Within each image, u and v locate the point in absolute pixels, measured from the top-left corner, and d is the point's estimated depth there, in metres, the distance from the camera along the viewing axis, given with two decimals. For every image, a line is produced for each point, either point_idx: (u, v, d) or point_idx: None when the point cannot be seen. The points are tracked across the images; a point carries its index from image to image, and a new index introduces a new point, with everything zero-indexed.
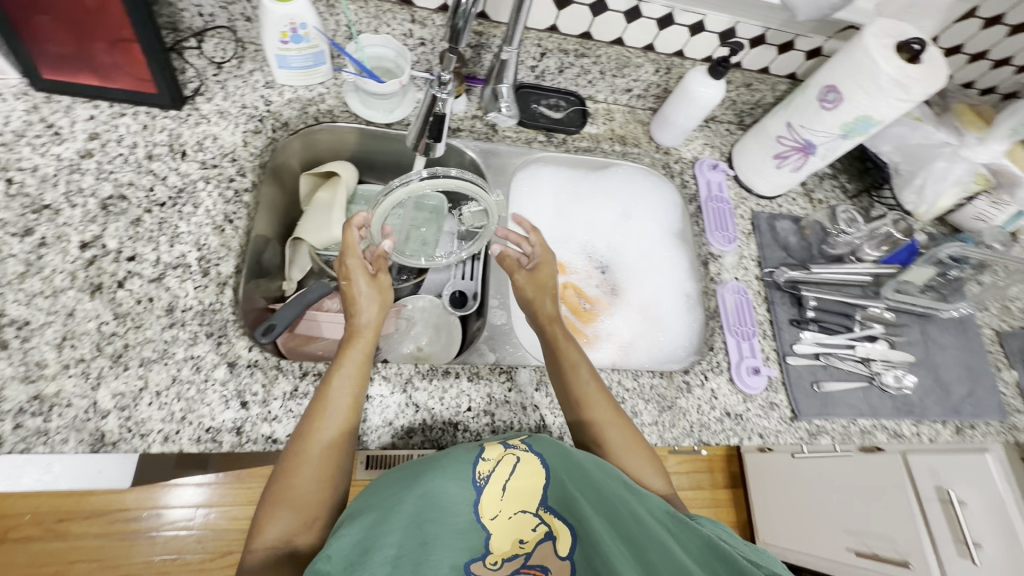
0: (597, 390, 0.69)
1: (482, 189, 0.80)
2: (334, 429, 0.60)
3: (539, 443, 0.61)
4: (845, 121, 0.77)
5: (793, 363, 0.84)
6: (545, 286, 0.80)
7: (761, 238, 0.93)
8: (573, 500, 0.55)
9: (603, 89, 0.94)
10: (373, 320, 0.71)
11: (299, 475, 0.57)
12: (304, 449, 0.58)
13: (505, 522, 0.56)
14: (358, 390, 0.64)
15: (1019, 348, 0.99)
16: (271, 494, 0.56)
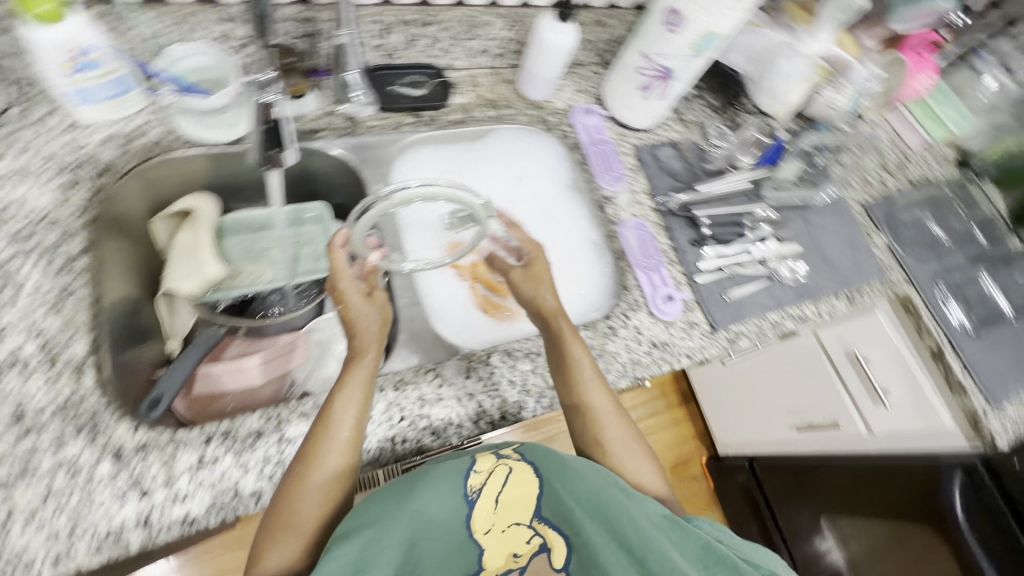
0: (597, 385, 0.70)
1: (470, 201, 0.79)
2: (340, 455, 0.59)
3: (531, 454, 0.68)
4: (692, 40, 0.78)
5: (702, 281, 0.88)
6: (542, 278, 0.78)
7: (648, 170, 0.95)
8: (563, 506, 0.62)
9: (460, 55, 0.89)
10: (372, 342, 0.68)
11: (301, 499, 0.56)
12: (306, 472, 0.57)
13: (498, 535, 0.62)
14: (364, 411, 0.62)
15: (883, 214, 1.10)
16: (273, 520, 0.56)
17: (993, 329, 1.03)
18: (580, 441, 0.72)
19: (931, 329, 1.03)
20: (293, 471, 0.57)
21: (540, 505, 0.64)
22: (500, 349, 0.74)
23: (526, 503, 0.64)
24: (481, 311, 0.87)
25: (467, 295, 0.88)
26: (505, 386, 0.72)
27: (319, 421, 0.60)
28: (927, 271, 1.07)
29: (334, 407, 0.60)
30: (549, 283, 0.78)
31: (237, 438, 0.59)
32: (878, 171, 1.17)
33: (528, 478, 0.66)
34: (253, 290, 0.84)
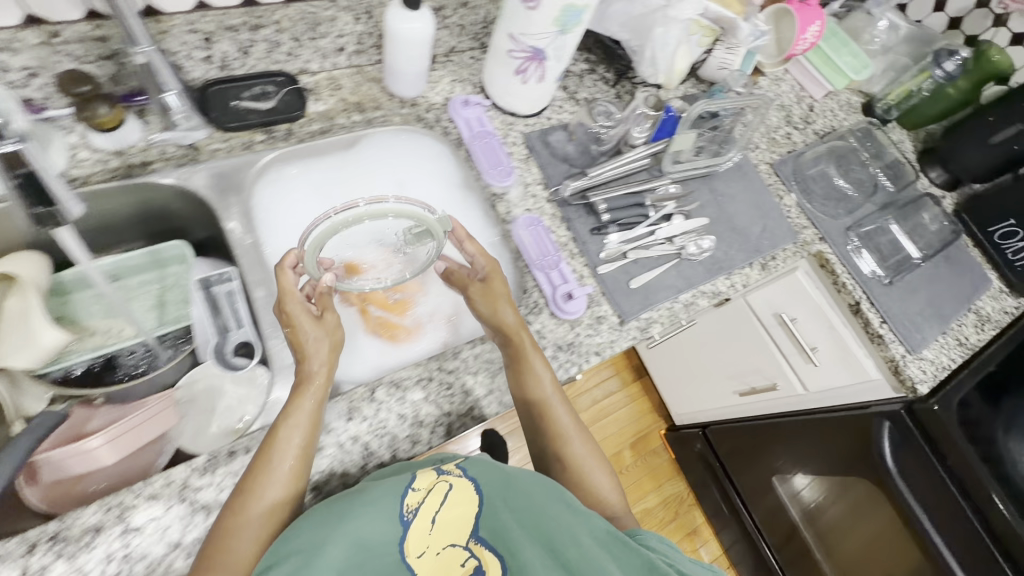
0: (559, 400, 0.70)
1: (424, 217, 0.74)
2: (282, 488, 0.56)
3: (473, 467, 0.62)
4: (554, 16, 0.71)
5: (606, 271, 0.84)
6: (497, 297, 0.71)
7: (540, 158, 0.89)
8: (502, 524, 0.58)
9: (311, 57, 0.80)
10: (320, 370, 0.63)
11: (236, 538, 0.53)
12: (242, 508, 0.54)
13: (432, 559, 0.57)
14: (309, 443, 0.59)
15: (790, 172, 1.08)
16: (201, 564, 0.52)
17: (906, 275, 1.04)
18: (542, 452, 0.72)
19: (848, 284, 1.02)
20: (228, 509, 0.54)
21: (478, 522, 0.59)
22: (385, 381, 0.68)
23: (466, 519, 0.59)
24: (375, 336, 0.81)
25: (358, 322, 0.81)
26: (393, 423, 0.66)
27: (259, 455, 0.57)
28: (838, 225, 1.06)
29: (276, 437, 0.58)
30: (508, 298, 0.72)
31: (69, 540, 0.52)
32: (783, 128, 1.14)
33: (468, 494, 0.60)
34: (112, 350, 0.75)
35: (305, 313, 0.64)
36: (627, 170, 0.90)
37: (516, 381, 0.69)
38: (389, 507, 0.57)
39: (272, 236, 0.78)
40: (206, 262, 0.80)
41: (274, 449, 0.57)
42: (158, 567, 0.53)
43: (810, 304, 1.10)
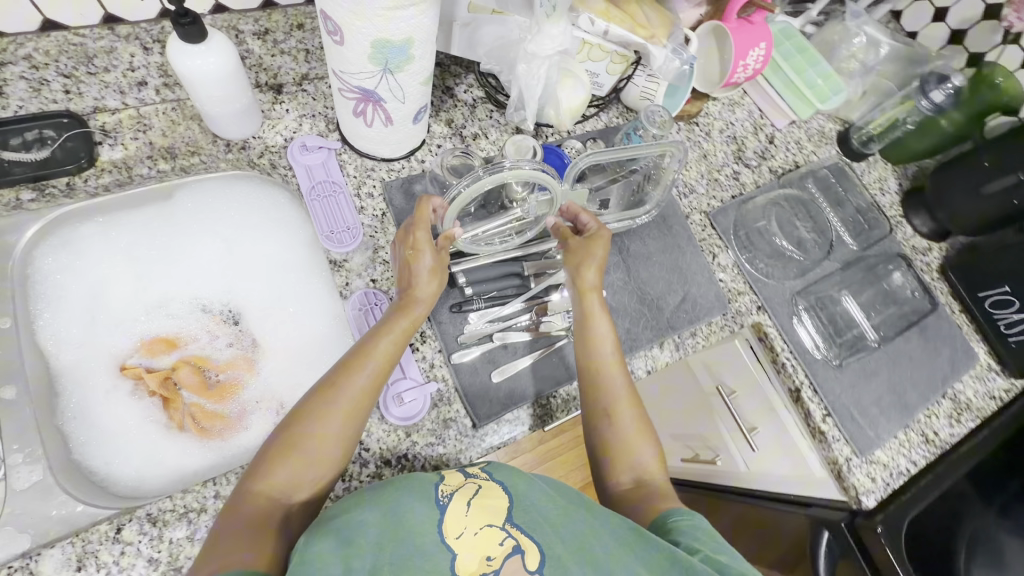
0: (616, 365, 0.65)
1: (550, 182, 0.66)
2: (365, 398, 0.56)
3: (501, 471, 0.59)
4: (367, 53, 0.55)
5: (462, 360, 0.69)
6: (592, 250, 0.67)
7: (399, 215, 0.74)
8: (542, 513, 0.55)
9: (103, 92, 0.67)
10: (426, 298, 0.61)
11: (322, 428, 0.53)
12: (330, 400, 0.54)
13: (471, 541, 0.51)
14: (395, 362, 0.59)
15: (730, 223, 0.90)
16: (282, 438, 0.53)
17: (860, 356, 0.86)
18: (586, 417, 0.65)
19: (789, 365, 0.84)
20: (317, 399, 0.54)
21: (512, 509, 0.54)
22: (139, 516, 0.55)
23: (501, 509, 0.54)
24: (180, 431, 0.67)
25: (161, 415, 0.67)
26: (140, 570, 0.54)
27: (353, 359, 0.57)
28: (783, 291, 0.88)
29: (373, 347, 0.57)
30: (602, 259, 0.67)
31: None
32: (730, 165, 0.95)
33: (501, 491, 0.56)
34: None
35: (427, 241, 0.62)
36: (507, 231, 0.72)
37: (583, 339, 0.65)
38: (424, 492, 0.55)
39: (59, 312, 0.66)
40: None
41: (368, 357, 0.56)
42: None
43: (749, 379, 0.84)
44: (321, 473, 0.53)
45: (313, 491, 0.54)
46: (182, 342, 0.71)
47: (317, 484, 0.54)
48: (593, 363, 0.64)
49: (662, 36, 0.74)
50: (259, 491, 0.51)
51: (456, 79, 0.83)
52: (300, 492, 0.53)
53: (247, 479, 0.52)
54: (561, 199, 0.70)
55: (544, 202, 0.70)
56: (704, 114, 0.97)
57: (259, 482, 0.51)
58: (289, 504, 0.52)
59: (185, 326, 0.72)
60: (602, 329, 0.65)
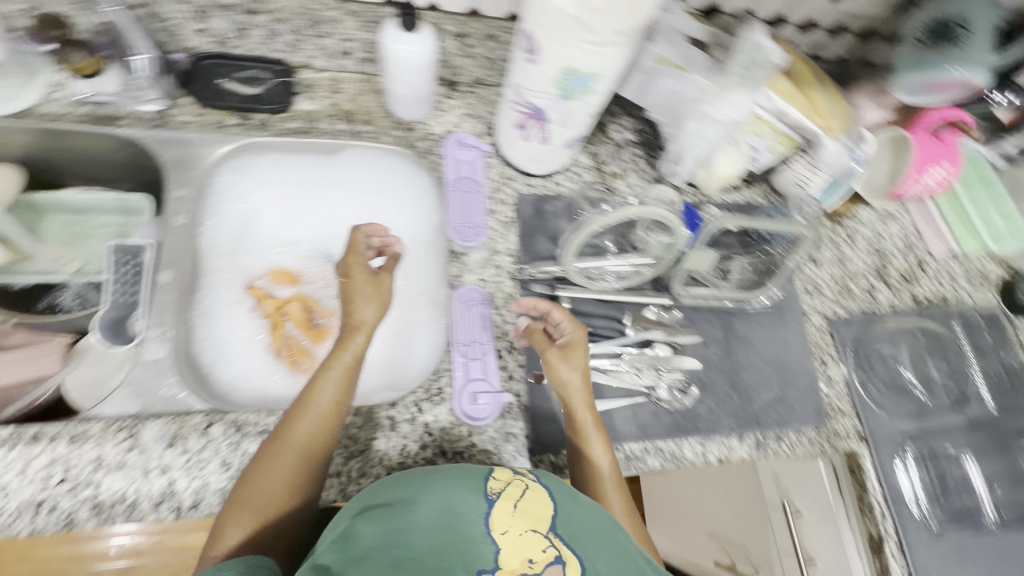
0: (614, 486, 0.63)
1: (668, 216, 0.64)
2: (313, 435, 0.56)
3: (549, 477, 0.56)
4: (552, 76, 0.59)
5: (539, 382, 0.69)
6: (577, 360, 0.65)
7: (524, 227, 0.77)
8: (588, 531, 0.52)
9: (315, 53, 0.75)
10: (368, 319, 0.63)
11: (262, 483, 0.54)
12: (274, 449, 0.55)
13: (515, 540, 0.49)
14: (348, 396, 0.59)
15: (851, 337, 0.84)
16: (232, 500, 0.54)
17: (965, 530, 0.75)
18: None
19: (877, 510, 0.75)
20: (261, 456, 0.56)
21: (558, 519, 0.52)
22: (228, 419, 0.61)
23: (544, 517, 0.52)
24: (276, 357, 0.74)
25: (267, 336, 0.74)
26: (213, 468, 0.58)
27: (293, 410, 0.57)
28: (891, 427, 0.80)
29: (316, 387, 0.58)
30: (584, 370, 0.65)
31: None
32: (867, 278, 0.89)
33: (547, 498, 0.54)
34: (55, 279, 0.79)
35: (361, 264, 0.66)
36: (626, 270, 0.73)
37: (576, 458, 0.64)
38: (473, 482, 0.53)
39: (219, 224, 0.76)
40: (153, 224, 0.79)
41: (309, 402, 0.57)
42: None
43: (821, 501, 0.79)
44: (277, 515, 0.54)
45: (277, 531, 0.55)
46: (302, 279, 0.79)
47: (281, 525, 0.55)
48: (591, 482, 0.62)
49: (837, 129, 0.72)
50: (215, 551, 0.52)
51: (612, 118, 0.87)
52: (259, 540, 0.54)
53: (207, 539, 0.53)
54: (681, 244, 0.68)
55: (663, 244, 0.69)
56: (852, 218, 0.92)
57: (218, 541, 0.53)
58: (251, 552, 0.53)
59: (308, 266, 0.80)
60: (596, 450, 0.63)
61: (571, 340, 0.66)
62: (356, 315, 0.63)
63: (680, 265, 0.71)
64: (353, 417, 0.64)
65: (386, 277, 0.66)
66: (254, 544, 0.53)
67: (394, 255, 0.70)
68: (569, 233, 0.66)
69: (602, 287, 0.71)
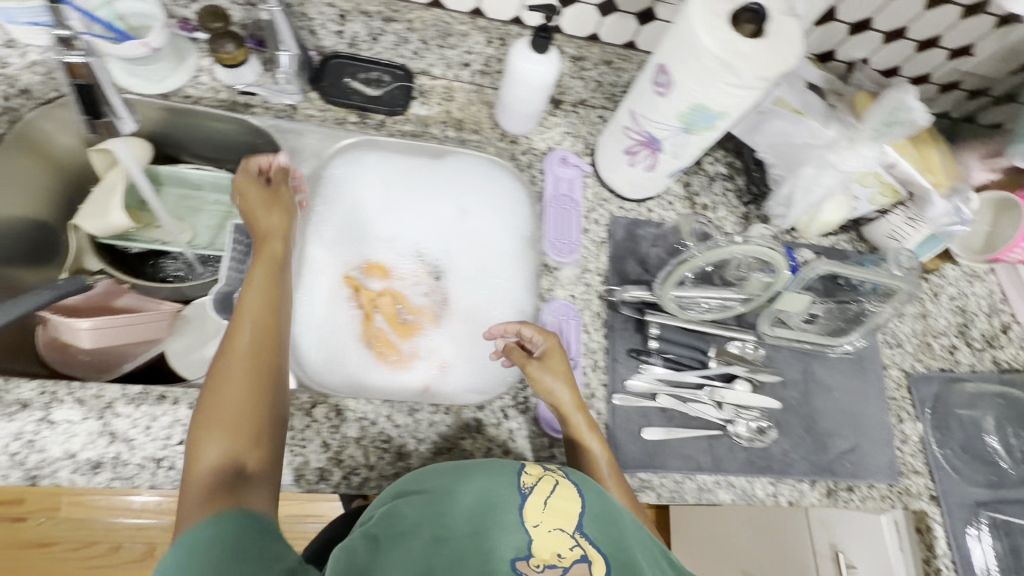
0: (613, 476, 0.64)
1: (771, 254, 0.65)
2: (255, 332, 0.59)
3: (578, 475, 0.56)
4: (680, 111, 0.61)
5: (621, 403, 0.71)
6: (562, 372, 0.66)
7: (615, 249, 0.78)
8: (618, 531, 0.52)
9: (435, 62, 0.78)
10: (272, 229, 0.69)
11: (223, 395, 0.55)
12: (225, 361, 0.57)
13: (546, 535, 0.50)
14: (277, 295, 0.63)
15: (930, 395, 0.82)
16: (194, 428, 0.53)
17: None
18: None
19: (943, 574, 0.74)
20: (211, 376, 0.56)
21: (584, 518, 0.52)
22: (330, 403, 0.64)
23: (573, 513, 0.52)
24: (365, 346, 0.77)
25: (359, 326, 0.78)
26: (314, 448, 0.61)
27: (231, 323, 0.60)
28: (963, 492, 0.78)
29: (241, 299, 0.61)
30: (564, 376, 0.66)
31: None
32: (949, 336, 0.87)
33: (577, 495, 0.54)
34: (169, 249, 0.82)
35: (254, 186, 0.71)
36: (726, 303, 0.73)
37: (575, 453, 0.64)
38: (506, 475, 0.54)
39: (326, 213, 0.80)
40: None
41: (242, 306, 0.60)
42: (45, 467, 0.55)
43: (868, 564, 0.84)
44: (250, 421, 0.54)
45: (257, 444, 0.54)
46: (393, 274, 0.82)
47: (260, 438, 0.54)
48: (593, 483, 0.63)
49: (945, 187, 0.72)
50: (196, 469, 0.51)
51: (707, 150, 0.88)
52: (240, 453, 0.53)
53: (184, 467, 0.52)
54: (780, 284, 0.68)
55: (762, 283, 0.69)
56: (939, 274, 0.90)
57: (195, 465, 0.52)
58: (234, 464, 0.52)
59: (400, 263, 0.83)
60: (595, 447, 0.64)
61: (554, 350, 0.67)
62: (263, 225, 0.69)
63: (772, 304, 0.71)
64: (443, 415, 0.66)
65: (285, 188, 0.73)
66: (235, 456, 0.52)
67: (283, 169, 0.74)
68: (668, 266, 0.69)
69: (694, 316, 0.73)
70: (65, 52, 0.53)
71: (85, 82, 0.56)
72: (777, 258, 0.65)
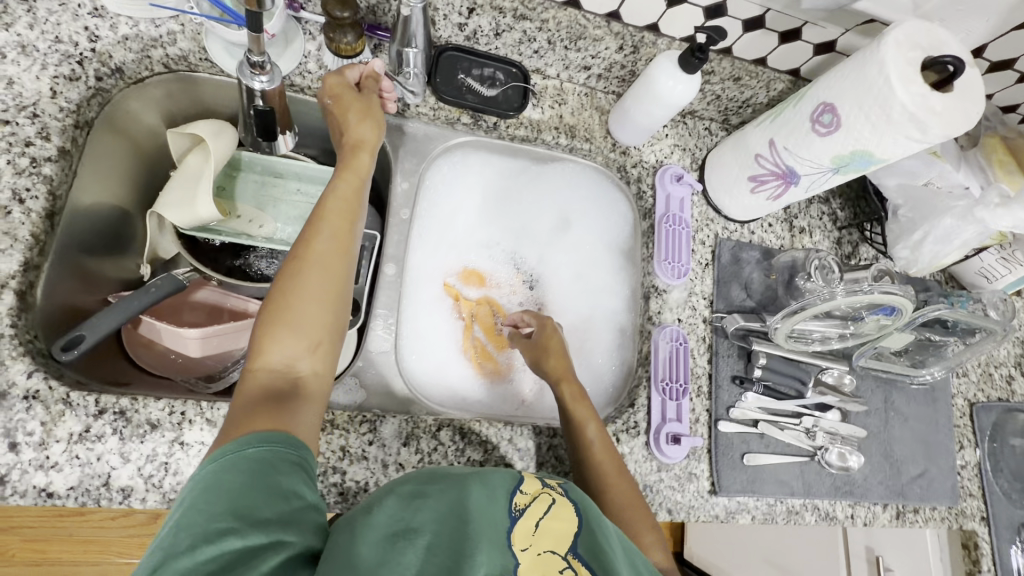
0: (613, 465, 0.61)
1: (901, 301, 0.68)
2: (330, 246, 0.54)
3: (576, 494, 0.54)
4: (839, 153, 0.59)
5: (725, 430, 0.72)
6: (549, 349, 0.69)
7: (721, 272, 0.77)
8: (612, 550, 0.48)
9: (555, 62, 0.73)
10: (366, 136, 0.61)
11: (296, 296, 0.51)
12: (303, 258, 0.53)
13: (535, 559, 0.46)
14: (356, 213, 0.57)
15: (990, 424, 0.87)
16: (261, 322, 0.51)
17: None
18: None
19: None
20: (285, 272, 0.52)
21: (579, 539, 0.48)
22: (454, 426, 0.64)
23: (567, 535, 0.48)
24: (465, 356, 0.76)
25: (458, 336, 0.76)
26: None
27: (308, 225, 0.55)
28: (1008, 512, 0.85)
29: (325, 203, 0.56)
30: (563, 351, 0.69)
31: (129, 423, 0.53)
32: (1007, 366, 0.92)
33: (573, 514, 0.50)
34: (249, 243, 0.74)
35: (348, 91, 0.62)
36: (829, 336, 0.75)
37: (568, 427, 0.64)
38: (499, 489, 0.50)
39: (426, 215, 0.76)
40: None
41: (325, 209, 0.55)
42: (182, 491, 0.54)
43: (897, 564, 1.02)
44: (314, 333, 0.51)
45: (315, 358, 0.51)
46: (489, 282, 0.79)
47: (321, 353, 0.52)
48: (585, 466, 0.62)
49: None
50: (260, 365, 0.49)
51: None
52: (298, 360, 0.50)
53: (248, 358, 0.50)
54: (894, 325, 0.73)
55: (877, 324, 0.73)
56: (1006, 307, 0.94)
57: (257, 361, 0.49)
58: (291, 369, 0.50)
59: (497, 271, 0.80)
60: (580, 414, 0.64)
61: (549, 328, 0.71)
62: (352, 133, 0.60)
63: (877, 341, 0.75)
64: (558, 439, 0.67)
65: (376, 97, 0.63)
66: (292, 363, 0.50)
67: (374, 78, 0.64)
68: (790, 308, 0.69)
69: (799, 347, 0.75)
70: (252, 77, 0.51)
71: (266, 105, 0.57)
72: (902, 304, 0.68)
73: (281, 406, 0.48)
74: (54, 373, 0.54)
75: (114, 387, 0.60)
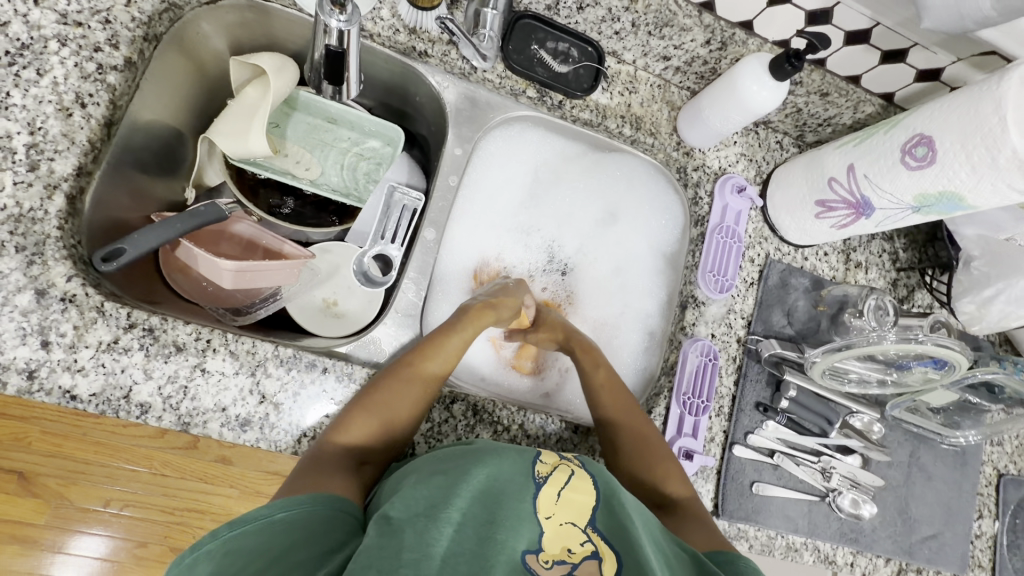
0: (624, 404, 0.65)
1: (956, 357, 0.64)
2: (441, 369, 0.60)
3: (595, 468, 0.54)
4: (924, 190, 0.55)
5: (739, 455, 0.70)
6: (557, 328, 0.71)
7: (765, 294, 0.74)
8: (632, 523, 0.47)
9: (634, 47, 0.69)
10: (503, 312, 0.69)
11: (396, 402, 0.57)
12: (414, 376, 0.58)
13: (557, 529, 0.48)
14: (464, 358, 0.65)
15: (1016, 499, 0.83)
16: (358, 401, 0.56)
17: None
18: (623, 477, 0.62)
19: None
20: (392, 372, 0.58)
21: (598, 511, 0.49)
22: (468, 401, 0.63)
23: (586, 508, 0.50)
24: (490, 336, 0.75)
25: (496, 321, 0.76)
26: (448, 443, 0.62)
27: (432, 338, 0.62)
28: None
29: (450, 334, 0.63)
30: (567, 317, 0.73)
31: (156, 341, 0.54)
32: None
33: (591, 486, 0.51)
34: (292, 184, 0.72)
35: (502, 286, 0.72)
36: (867, 379, 0.72)
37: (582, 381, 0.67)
38: (520, 463, 0.52)
39: (472, 186, 0.75)
40: (409, 166, 0.79)
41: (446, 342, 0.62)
42: (197, 416, 0.54)
43: None
44: (395, 430, 0.57)
45: (383, 444, 0.57)
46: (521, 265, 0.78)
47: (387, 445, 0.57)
48: (612, 402, 0.64)
49: None
50: (338, 440, 0.54)
51: None
52: (371, 445, 0.56)
53: (330, 428, 0.55)
54: (938, 381, 0.69)
55: (923, 376, 0.69)
56: None
57: (340, 435, 0.55)
58: (361, 455, 0.56)
59: (531, 253, 0.78)
60: (586, 365, 0.67)
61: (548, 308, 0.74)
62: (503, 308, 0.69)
63: (917, 394, 0.72)
64: (570, 433, 0.67)
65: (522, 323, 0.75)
66: (365, 450, 0.56)
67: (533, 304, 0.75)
68: (828, 347, 0.66)
69: (831, 386, 0.72)
70: (329, 14, 0.48)
71: (340, 48, 0.51)
72: (958, 360, 0.64)
73: (346, 474, 0.53)
74: (91, 282, 0.54)
75: (144, 304, 0.61)
